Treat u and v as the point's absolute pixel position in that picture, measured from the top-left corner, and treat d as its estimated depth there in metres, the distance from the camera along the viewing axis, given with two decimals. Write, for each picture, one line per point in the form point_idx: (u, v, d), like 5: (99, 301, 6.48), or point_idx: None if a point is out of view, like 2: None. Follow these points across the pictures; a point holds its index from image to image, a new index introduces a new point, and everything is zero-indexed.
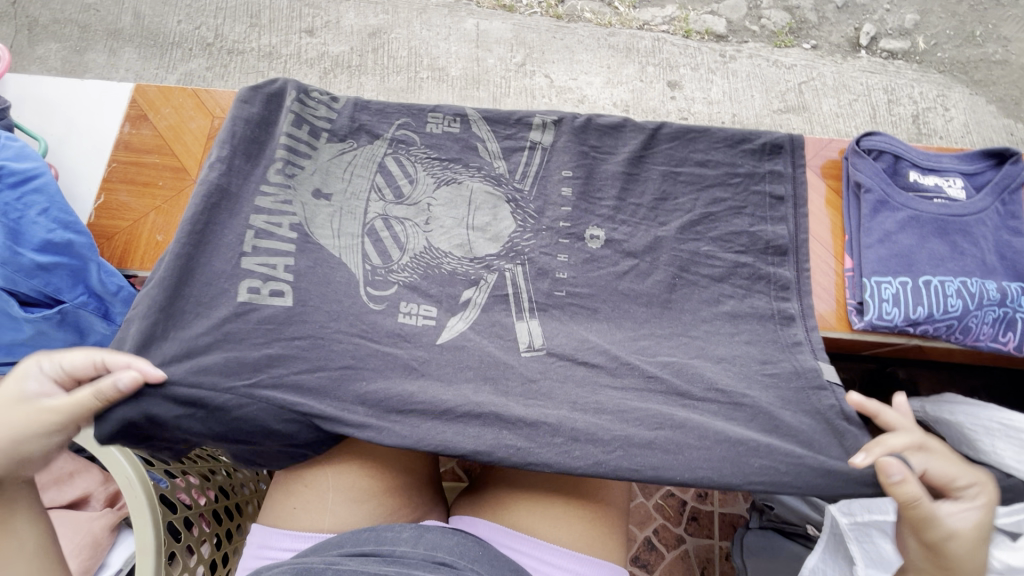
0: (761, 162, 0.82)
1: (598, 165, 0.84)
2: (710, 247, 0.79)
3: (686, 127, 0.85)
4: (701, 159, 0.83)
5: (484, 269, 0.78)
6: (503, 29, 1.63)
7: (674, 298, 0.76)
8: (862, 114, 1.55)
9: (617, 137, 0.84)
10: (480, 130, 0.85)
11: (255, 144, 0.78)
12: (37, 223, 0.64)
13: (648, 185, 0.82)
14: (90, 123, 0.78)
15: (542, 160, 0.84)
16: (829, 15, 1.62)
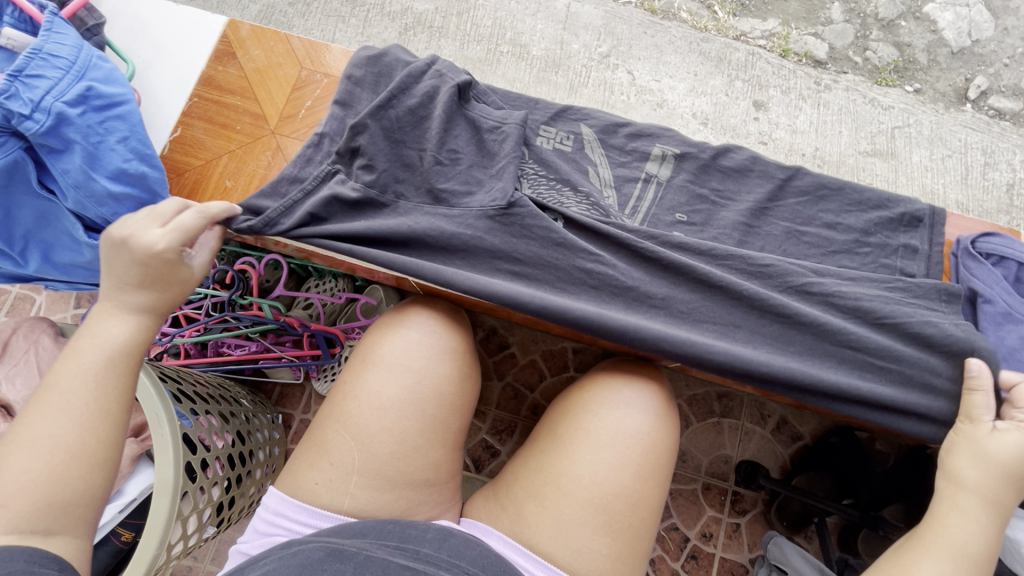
0: (895, 234, 0.69)
1: (717, 212, 0.71)
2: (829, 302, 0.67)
3: (821, 179, 0.71)
4: (830, 221, 0.70)
5: (556, 277, 0.68)
6: (594, 15, 1.55)
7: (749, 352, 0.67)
8: (954, 173, 1.44)
9: (742, 182, 0.71)
10: (595, 154, 0.73)
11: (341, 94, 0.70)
12: (115, 151, 0.59)
13: (768, 244, 0.70)
14: (179, 51, 0.74)
15: (655, 196, 0.72)
16: (941, 59, 1.49)
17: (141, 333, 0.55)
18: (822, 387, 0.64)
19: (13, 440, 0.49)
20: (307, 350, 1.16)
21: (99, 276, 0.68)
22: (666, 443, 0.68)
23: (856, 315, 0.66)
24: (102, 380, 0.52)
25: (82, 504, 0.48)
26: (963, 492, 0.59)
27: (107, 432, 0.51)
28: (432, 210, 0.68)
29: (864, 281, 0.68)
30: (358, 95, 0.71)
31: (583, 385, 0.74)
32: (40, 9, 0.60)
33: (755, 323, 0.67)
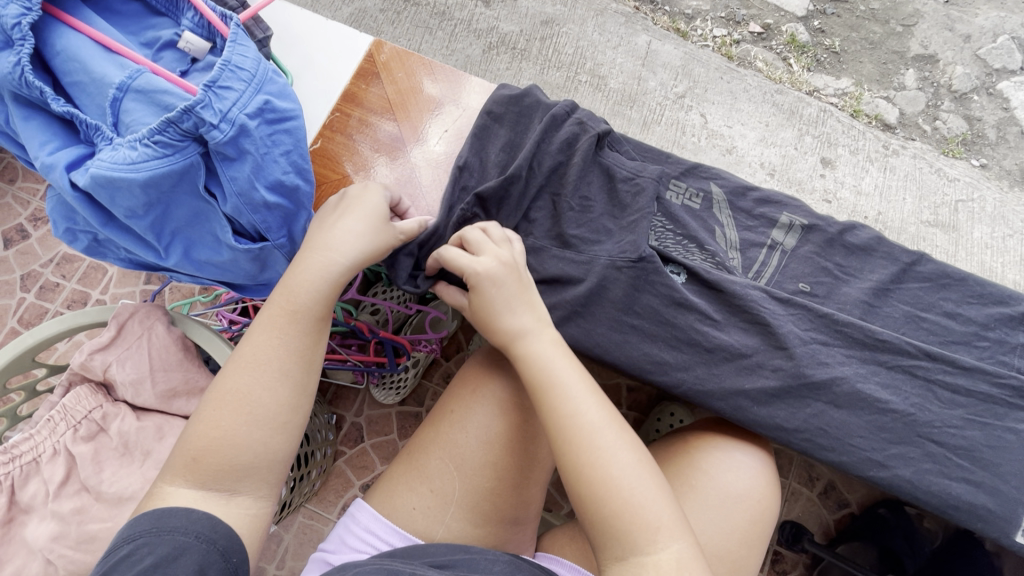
0: (1015, 331, 0.69)
1: (839, 287, 0.73)
2: (943, 393, 0.67)
3: (941, 267, 0.72)
4: (950, 310, 0.71)
5: (675, 332, 0.69)
6: (673, 54, 1.55)
7: (859, 434, 0.66)
8: (1015, 253, 1.40)
9: (865, 259, 0.73)
10: (722, 215, 0.76)
11: (486, 130, 0.74)
12: (278, 163, 0.61)
13: (888, 324, 0.70)
14: (326, 65, 0.77)
15: (779, 263, 0.74)
16: (1011, 137, 1.49)
17: (316, 299, 0.63)
18: (930, 476, 0.65)
19: (220, 396, 0.60)
20: (373, 357, 1.16)
21: (227, 274, 0.69)
22: (767, 510, 0.68)
23: (969, 410, 0.66)
24: (285, 347, 0.61)
25: (258, 464, 0.59)
26: (621, 475, 0.55)
27: (282, 395, 0.61)
28: (560, 255, 0.70)
29: (975, 374, 0.66)
30: (495, 131, 0.74)
31: (688, 437, 0.74)
32: (222, 18, 0.63)
33: (860, 404, 0.66)
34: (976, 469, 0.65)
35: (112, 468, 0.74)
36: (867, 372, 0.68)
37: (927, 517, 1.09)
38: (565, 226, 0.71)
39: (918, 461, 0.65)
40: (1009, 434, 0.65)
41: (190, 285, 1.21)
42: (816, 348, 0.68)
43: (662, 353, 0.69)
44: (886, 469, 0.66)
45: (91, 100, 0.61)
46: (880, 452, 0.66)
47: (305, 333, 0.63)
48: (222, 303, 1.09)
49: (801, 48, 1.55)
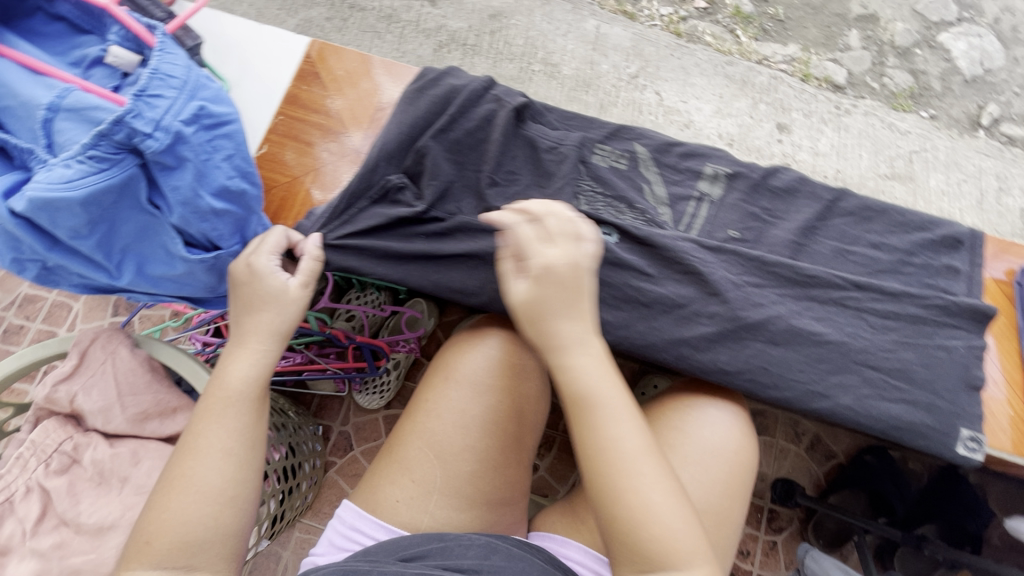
0: (937, 255, 0.71)
1: (767, 230, 0.73)
2: (875, 319, 0.67)
3: (861, 202, 0.74)
4: (874, 241, 0.72)
5: (608, 288, 0.67)
6: (622, 36, 1.58)
7: (806, 369, 0.65)
8: (970, 197, 1.45)
9: (789, 202, 0.74)
10: (649, 171, 0.75)
11: (409, 110, 0.72)
12: (221, 168, 0.60)
13: (815, 260, 0.71)
14: (265, 70, 0.76)
15: (708, 214, 0.74)
16: (955, 86, 1.54)
17: (251, 378, 0.62)
18: (872, 400, 0.65)
19: (166, 484, 0.58)
20: (352, 363, 1.16)
21: (185, 288, 0.69)
22: (748, 462, 0.69)
23: (899, 331, 0.67)
24: (228, 428, 0.60)
25: (212, 542, 0.56)
26: (620, 436, 0.53)
27: (229, 469, 0.59)
28: (490, 228, 0.69)
29: (903, 298, 0.68)
30: (410, 109, 0.72)
31: (666, 399, 0.74)
32: (148, 29, 0.62)
33: (796, 339, 0.66)
34: (913, 389, 0.65)
35: (89, 499, 0.73)
36: (800, 308, 0.68)
37: (913, 460, 1.11)
38: (491, 198, 0.70)
39: (870, 391, 0.64)
40: (940, 351, 0.66)
41: (159, 311, 1.19)
42: (752, 293, 0.68)
43: (600, 314, 0.67)
44: (827, 399, 0.65)
45: (21, 125, 0.60)
46: (821, 383, 0.65)
47: (244, 409, 0.61)
48: (193, 325, 1.07)
49: (746, 19, 1.58)
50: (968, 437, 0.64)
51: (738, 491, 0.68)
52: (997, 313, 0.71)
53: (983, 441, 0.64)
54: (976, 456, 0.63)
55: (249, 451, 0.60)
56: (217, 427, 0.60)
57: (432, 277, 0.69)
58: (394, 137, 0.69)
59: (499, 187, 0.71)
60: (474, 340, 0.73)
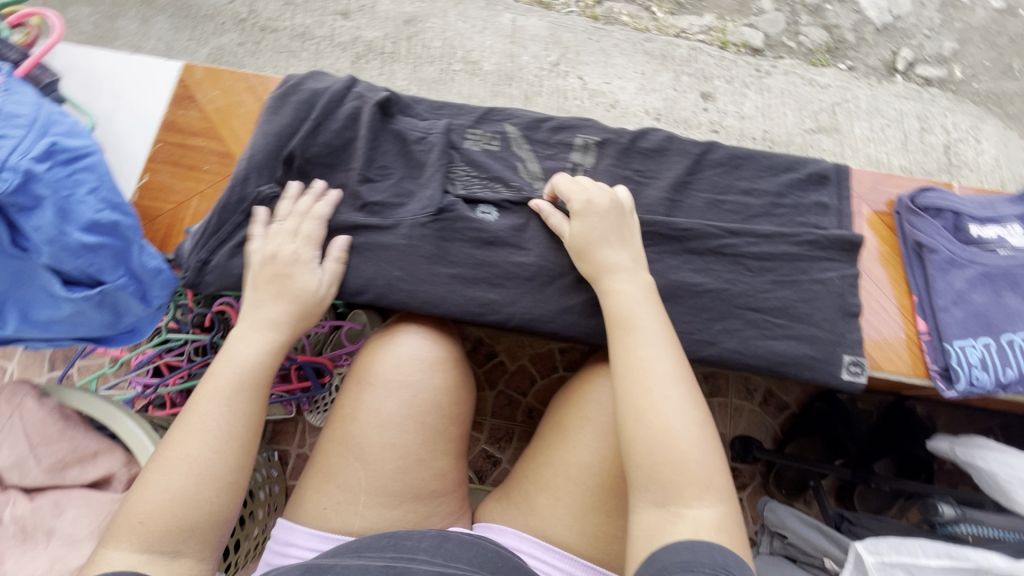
0: (807, 192, 0.73)
1: (642, 190, 0.73)
2: (753, 262, 0.69)
3: (731, 151, 0.75)
4: (745, 187, 0.73)
5: (486, 267, 0.68)
6: (539, 26, 1.59)
7: (692, 319, 0.67)
8: (894, 141, 1.51)
9: (658, 161, 0.74)
10: (521, 149, 0.75)
11: (275, 117, 0.71)
12: (86, 202, 0.59)
13: (692, 213, 0.72)
14: (139, 100, 0.76)
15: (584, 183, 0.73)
16: (868, 36, 1.58)
17: (256, 363, 0.62)
18: (756, 340, 0.67)
19: (162, 463, 0.57)
20: (296, 384, 1.14)
21: (80, 329, 0.67)
22: None
23: (771, 269, 0.69)
24: (232, 411, 0.60)
25: (206, 525, 0.56)
26: (646, 357, 0.59)
27: (231, 453, 0.59)
28: (367, 224, 0.69)
29: (777, 239, 0.70)
30: (274, 117, 0.71)
31: (581, 373, 0.76)
32: None
33: (678, 293, 0.68)
34: (792, 324, 0.67)
35: (14, 557, 0.68)
36: (680, 262, 0.69)
37: (861, 399, 1.14)
38: (364, 194, 0.70)
39: (756, 330, 0.67)
40: (816, 285, 0.68)
41: (96, 359, 1.14)
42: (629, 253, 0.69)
43: (484, 294, 0.67)
44: (714, 346, 0.67)
45: None
46: (707, 331, 0.67)
47: (246, 395, 0.61)
48: (131, 369, 1.04)
49: None
50: (850, 362, 0.66)
51: None
52: (876, 242, 0.74)
53: (863, 363, 0.66)
54: (859, 380, 0.65)
55: (250, 435, 0.61)
56: (219, 409, 0.60)
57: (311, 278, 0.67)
58: (260, 146, 0.69)
59: (372, 184, 0.71)
60: (386, 339, 0.73)
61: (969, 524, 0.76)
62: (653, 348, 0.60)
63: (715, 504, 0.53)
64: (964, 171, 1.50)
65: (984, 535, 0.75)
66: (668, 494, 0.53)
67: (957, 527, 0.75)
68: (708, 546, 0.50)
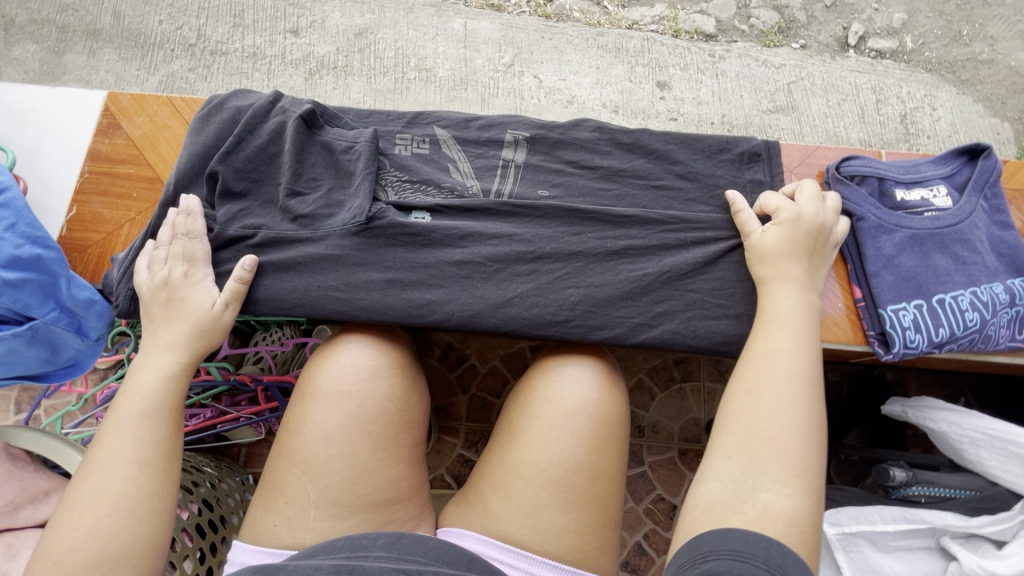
0: (739, 171, 0.74)
1: (574, 181, 0.74)
2: (687, 244, 0.70)
3: (661, 138, 0.77)
4: (678, 171, 0.74)
5: (424, 270, 0.68)
6: (491, 29, 1.60)
7: (631, 303, 0.67)
8: (851, 114, 1.53)
9: (593, 149, 0.76)
10: (451, 150, 0.76)
11: (200, 138, 0.73)
12: (4, 239, 0.60)
13: (624, 201, 0.73)
14: (64, 131, 0.76)
15: (516, 178, 0.76)
16: (818, 14, 1.60)
17: (159, 388, 0.64)
18: (694, 321, 0.67)
19: (76, 500, 0.58)
20: (264, 405, 1.13)
21: (19, 367, 0.67)
22: (610, 409, 0.70)
23: (707, 249, 0.70)
24: (140, 439, 0.61)
25: (131, 553, 0.57)
26: (779, 345, 0.59)
27: (144, 480, 0.60)
28: (295, 236, 0.69)
29: (709, 222, 0.71)
30: (199, 138, 0.72)
31: (532, 371, 0.76)
32: None
33: (614, 279, 0.68)
34: (730, 303, 0.68)
35: None
36: (615, 249, 0.70)
37: (831, 370, 1.12)
38: (293, 206, 0.70)
39: (693, 310, 0.67)
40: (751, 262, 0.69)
41: (62, 397, 1.08)
42: (562, 243, 0.70)
43: (421, 296, 0.67)
44: (653, 329, 0.67)
45: None
46: (647, 313, 0.67)
47: (152, 420, 0.62)
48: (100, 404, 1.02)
49: None
50: None
51: (609, 440, 0.69)
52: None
53: None
54: None
55: (166, 460, 0.62)
56: (126, 439, 0.60)
57: (248, 293, 0.69)
58: (183, 167, 0.71)
59: (302, 194, 0.71)
60: (330, 352, 0.73)
61: (921, 486, 0.78)
62: (790, 340, 0.60)
63: (795, 494, 0.51)
64: (922, 139, 1.51)
65: (935, 495, 0.78)
66: (755, 475, 0.52)
67: (909, 490, 0.79)
68: (760, 537, 0.47)
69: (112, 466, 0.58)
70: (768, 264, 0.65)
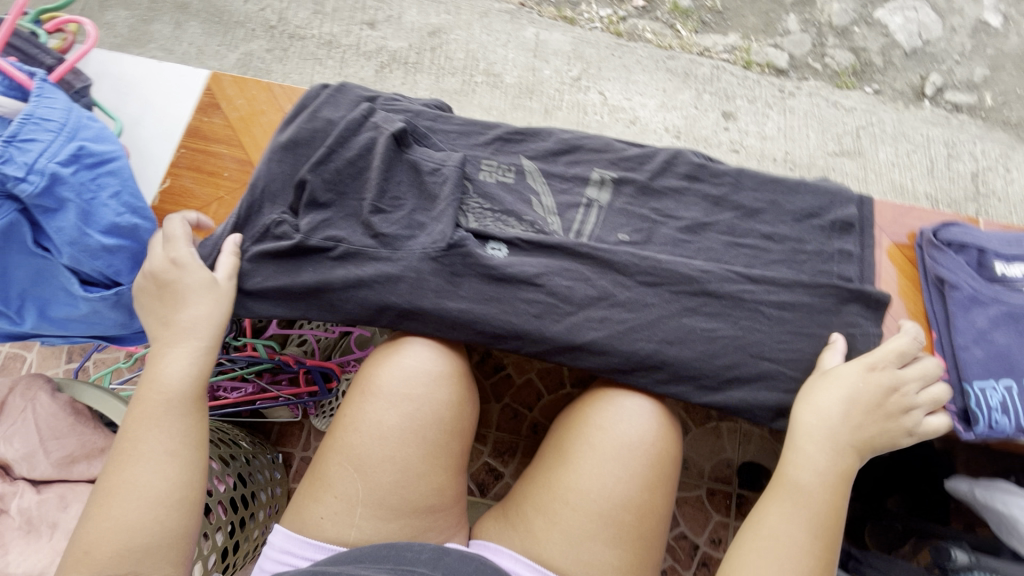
0: (830, 239, 0.71)
1: (658, 230, 0.72)
2: (771, 310, 0.68)
3: (757, 188, 0.73)
4: (767, 231, 0.72)
5: (500, 309, 0.68)
6: (562, 41, 1.59)
7: (706, 368, 0.66)
8: (920, 167, 1.48)
9: (679, 198, 0.73)
10: (536, 182, 0.74)
11: (291, 144, 0.73)
12: (109, 205, 0.61)
13: (705, 254, 0.71)
14: (164, 105, 0.78)
15: (597, 219, 0.73)
16: (896, 60, 1.55)
17: (190, 376, 0.63)
18: (764, 392, 0.66)
19: (107, 491, 0.59)
20: (304, 388, 1.16)
21: (96, 328, 0.69)
22: (664, 449, 0.69)
23: (790, 318, 0.68)
24: (168, 431, 0.61)
25: (160, 546, 0.57)
26: (821, 419, 0.62)
27: (173, 473, 0.60)
28: (374, 254, 0.69)
29: (796, 288, 0.68)
30: (292, 149, 0.72)
31: (587, 396, 0.75)
32: (29, 76, 0.64)
33: (691, 337, 0.67)
34: (807, 379, 0.66)
35: (17, 548, 0.71)
36: (695, 306, 0.68)
37: None
38: (376, 223, 0.70)
39: (771, 376, 0.66)
40: (836, 340, 0.67)
41: (114, 354, 1.11)
42: (639, 291, 0.69)
43: (493, 327, 0.68)
44: (722, 393, 0.67)
45: None
46: (716, 376, 0.66)
47: (179, 410, 0.62)
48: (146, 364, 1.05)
49: (685, 13, 1.59)
50: None
51: (662, 494, 0.67)
52: (896, 275, 0.74)
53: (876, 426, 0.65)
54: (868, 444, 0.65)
55: (193, 453, 0.62)
56: (154, 429, 0.60)
57: (321, 307, 0.69)
58: (273, 174, 0.71)
59: (386, 212, 0.71)
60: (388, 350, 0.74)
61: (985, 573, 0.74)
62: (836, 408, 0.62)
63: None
64: (992, 201, 1.45)
65: None
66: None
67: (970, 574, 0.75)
68: None
69: (143, 459, 0.58)
70: (799, 434, 0.63)
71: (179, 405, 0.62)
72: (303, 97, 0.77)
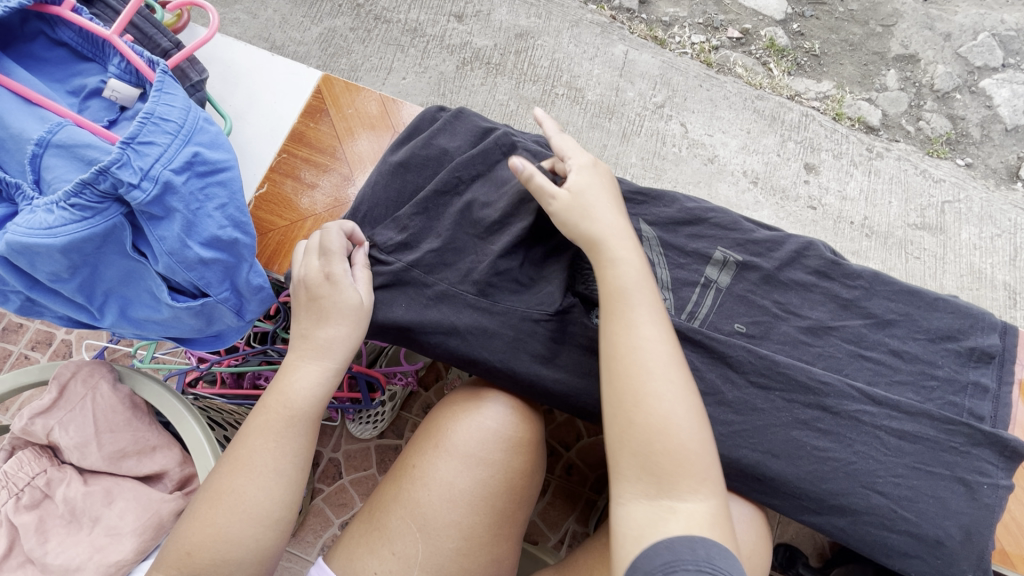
0: (964, 368, 0.65)
1: (777, 325, 0.68)
2: (890, 438, 0.62)
3: (890, 296, 0.67)
4: (896, 348, 0.66)
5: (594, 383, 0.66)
6: (650, 64, 1.43)
7: (810, 489, 0.61)
8: (1001, 253, 1.29)
9: (806, 295, 0.68)
10: (654, 252, 0.71)
11: (404, 170, 0.72)
12: (212, 217, 0.57)
13: (824, 362, 0.66)
14: (270, 103, 0.76)
15: (714, 303, 0.69)
16: (994, 135, 1.36)
17: (317, 397, 0.61)
18: (869, 526, 0.60)
19: (214, 495, 0.58)
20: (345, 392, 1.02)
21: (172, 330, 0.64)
22: (758, 569, 0.62)
23: (911, 451, 0.62)
24: (286, 450, 0.59)
25: (251, 563, 0.56)
26: None
27: (280, 493, 0.58)
28: (472, 301, 0.65)
29: (921, 418, 0.62)
30: (405, 177, 0.71)
31: None
32: (148, 64, 0.60)
33: (798, 453, 0.62)
34: (919, 521, 0.60)
35: (58, 537, 0.69)
36: (808, 419, 0.62)
37: None
38: (479, 267, 0.66)
39: (878, 513, 0.60)
40: (957, 485, 0.61)
41: None
42: (749, 392, 0.64)
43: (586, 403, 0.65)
44: (820, 517, 0.61)
45: (11, 157, 0.57)
46: (820, 501, 0.61)
47: (298, 430, 0.60)
48: None
49: (780, 51, 1.41)
50: None
51: None
52: None
53: None
54: None
55: (299, 473, 0.60)
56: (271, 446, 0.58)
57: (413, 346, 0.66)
58: (383, 199, 0.70)
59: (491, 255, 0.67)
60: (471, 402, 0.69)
61: None
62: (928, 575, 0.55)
63: (709, 501, 0.54)
64: None
65: None
66: (662, 488, 0.53)
67: None
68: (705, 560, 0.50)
69: (257, 475, 0.57)
70: None
71: (302, 426, 0.60)
72: (421, 120, 0.76)
